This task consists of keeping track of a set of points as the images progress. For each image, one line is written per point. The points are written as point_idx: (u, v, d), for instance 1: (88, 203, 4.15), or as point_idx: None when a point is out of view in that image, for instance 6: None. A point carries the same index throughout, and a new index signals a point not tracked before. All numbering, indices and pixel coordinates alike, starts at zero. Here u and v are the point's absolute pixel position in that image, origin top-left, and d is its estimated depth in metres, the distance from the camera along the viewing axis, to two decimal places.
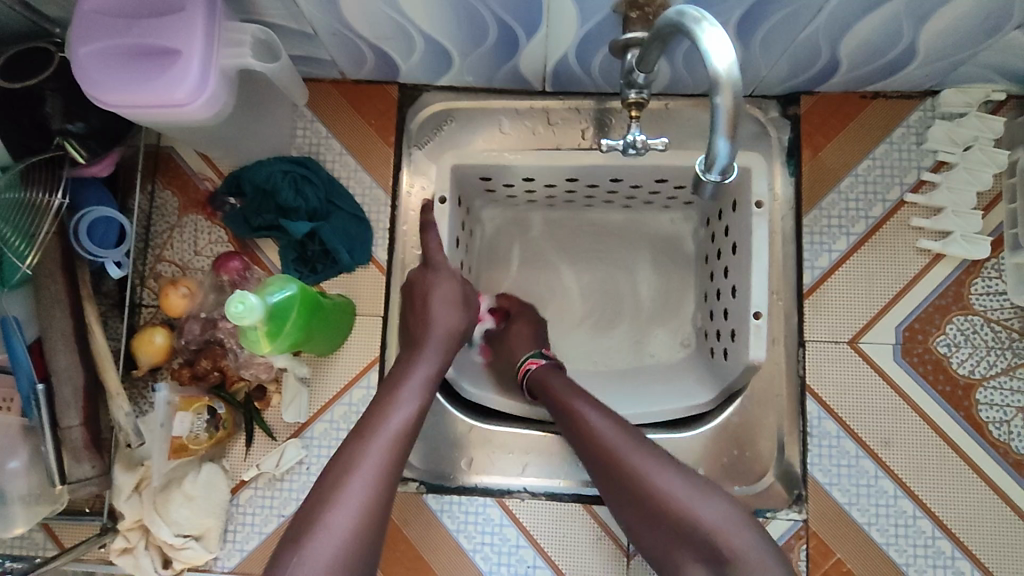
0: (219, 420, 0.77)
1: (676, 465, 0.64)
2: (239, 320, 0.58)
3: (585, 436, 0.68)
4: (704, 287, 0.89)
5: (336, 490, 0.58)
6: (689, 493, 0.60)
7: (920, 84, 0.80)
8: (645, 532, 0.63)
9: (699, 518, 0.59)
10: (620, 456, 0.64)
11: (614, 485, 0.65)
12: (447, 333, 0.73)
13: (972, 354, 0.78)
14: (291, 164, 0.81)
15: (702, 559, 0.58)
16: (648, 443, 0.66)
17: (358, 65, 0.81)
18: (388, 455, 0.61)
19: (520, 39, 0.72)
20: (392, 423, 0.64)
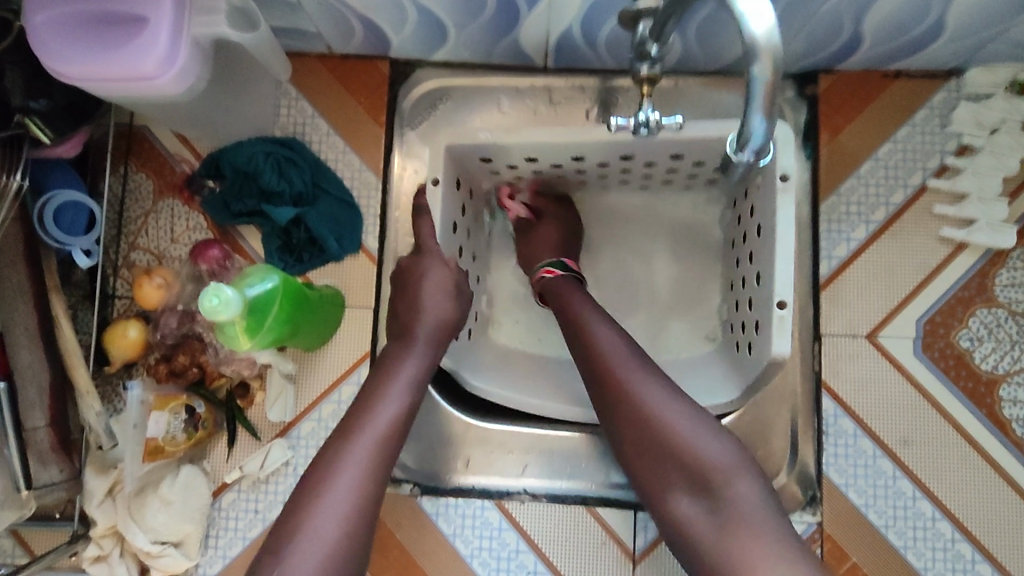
0: (198, 420, 0.72)
1: (680, 393, 0.59)
2: (214, 316, 0.53)
3: (591, 354, 0.63)
4: (730, 277, 0.83)
5: (315, 497, 0.54)
6: (693, 426, 0.57)
7: (946, 63, 0.75)
8: (634, 458, 0.59)
9: (701, 451, 0.55)
10: (624, 378, 0.60)
11: (610, 408, 0.61)
12: (441, 322, 0.67)
13: (996, 349, 0.74)
14: (274, 146, 0.76)
15: (694, 490, 0.55)
16: (656, 368, 0.61)
17: (346, 38, 0.75)
18: (374, 456, 0.57)
19: (521, 10, 0.67)
20: (379, 421, 0.59)
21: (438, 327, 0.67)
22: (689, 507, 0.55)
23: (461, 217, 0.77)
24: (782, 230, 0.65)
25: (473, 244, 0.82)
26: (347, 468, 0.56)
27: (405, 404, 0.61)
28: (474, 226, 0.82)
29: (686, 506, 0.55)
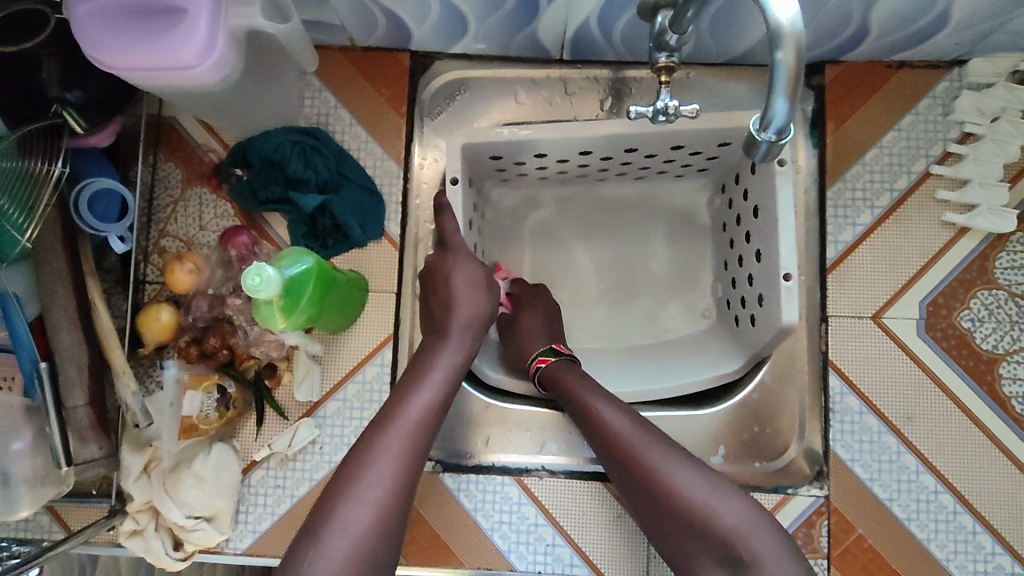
0: (230, 399, 0.75)
1: (693, 462, 0.63)
2: (256, 294, 0.56)
3: (603, 431, 0.66)
4: (722, 255, 0.87)
5: (350, 484, 0.57)
6: (711, 494, 0.60)
7: (948, 53, 0.78)
8: (660, 528, 0.62)
9: (722, 518, 0.59)
10: (640, 454, 0.63)
11: (631, 483, 0.64)
12: (470, 318, 0.71)
13: (996, 329, 0.77)
14: (300, 135, 0.78)
15: (721, 558, 0.58)
16: (666, 440, 0.65)
17: (369, 30, 0.77)
18: (407, 446, 0.60)
19: (540, 3, 0.70)
20: (411, 412, 0.62)
21: (468, 327, 0.70)
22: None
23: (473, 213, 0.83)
24: (782, 209, 0.70)
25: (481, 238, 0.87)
26: (383, 453, 0.59)
27: (438, 398, 0.64)
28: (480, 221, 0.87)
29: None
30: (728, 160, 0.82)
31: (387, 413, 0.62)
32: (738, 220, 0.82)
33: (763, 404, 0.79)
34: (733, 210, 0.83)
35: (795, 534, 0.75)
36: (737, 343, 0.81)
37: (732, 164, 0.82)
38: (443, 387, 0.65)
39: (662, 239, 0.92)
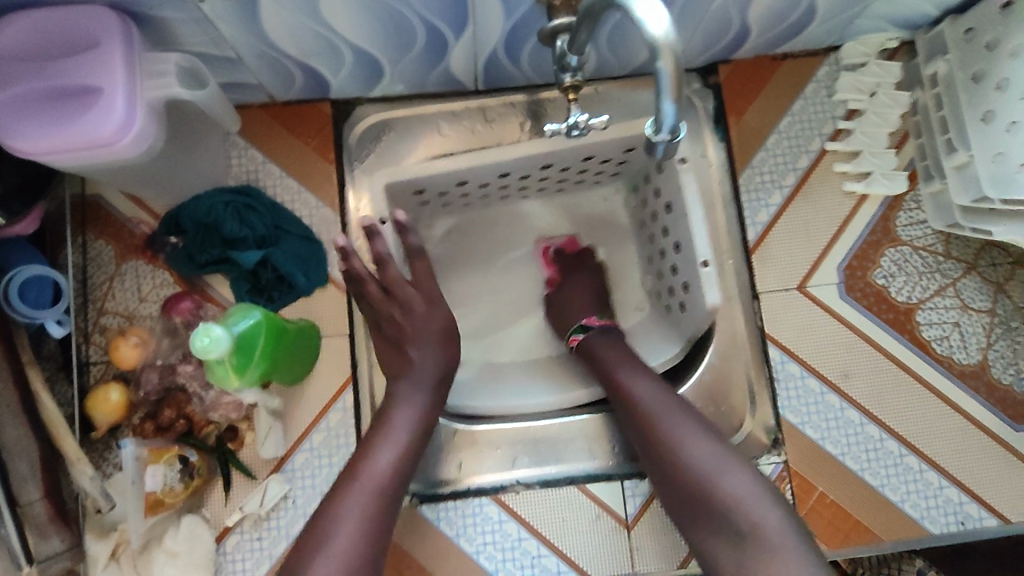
0: (193, 468, 0.74)
1: (707, 431, 0.69)
2: (206, 355, 0.56)
3: (631, 403, 0.74)
4: (647, 251, 0.92)
5: (317, 547, 0.59)
6: (716, 458, 0.66)
7: (823, 41, 0.86)
8: (672, 492, 0.68)
9: (721, 480, 0.65)
10: (657, 420, 0.70)
11: (647, 446, 0.71)
12: (429, 369, 0.72)
13: (907, 281, 0.84)
14: (232, 195, 0.79)
15: (717, 518, 0.64)
16: (687, 410, 0.71)
17: (287, 85, 0.80)
18: (374, 503, 0.62)
19: (449, 41, 0.73)
20: (376, 469, 0.64)
21: (432, 375, 0.72)
22: (720, 543, 0.63)
23: (407, 247, 0.86)
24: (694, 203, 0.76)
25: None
26: (348, 516, 0.61)
27: (401, 453, 0.67)
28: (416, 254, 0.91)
29: (717, 547, 0.63)
30: (640, 162, 0.87)
31: (354, 473, 0.64)
32: (654, 217, 0.87)
33: (715, 385, 0.83)
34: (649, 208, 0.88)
35: None
36: (675, 322, 0.86)
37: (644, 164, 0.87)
38: (405, 440, 0.67)
39: (591, 245, 0.96)
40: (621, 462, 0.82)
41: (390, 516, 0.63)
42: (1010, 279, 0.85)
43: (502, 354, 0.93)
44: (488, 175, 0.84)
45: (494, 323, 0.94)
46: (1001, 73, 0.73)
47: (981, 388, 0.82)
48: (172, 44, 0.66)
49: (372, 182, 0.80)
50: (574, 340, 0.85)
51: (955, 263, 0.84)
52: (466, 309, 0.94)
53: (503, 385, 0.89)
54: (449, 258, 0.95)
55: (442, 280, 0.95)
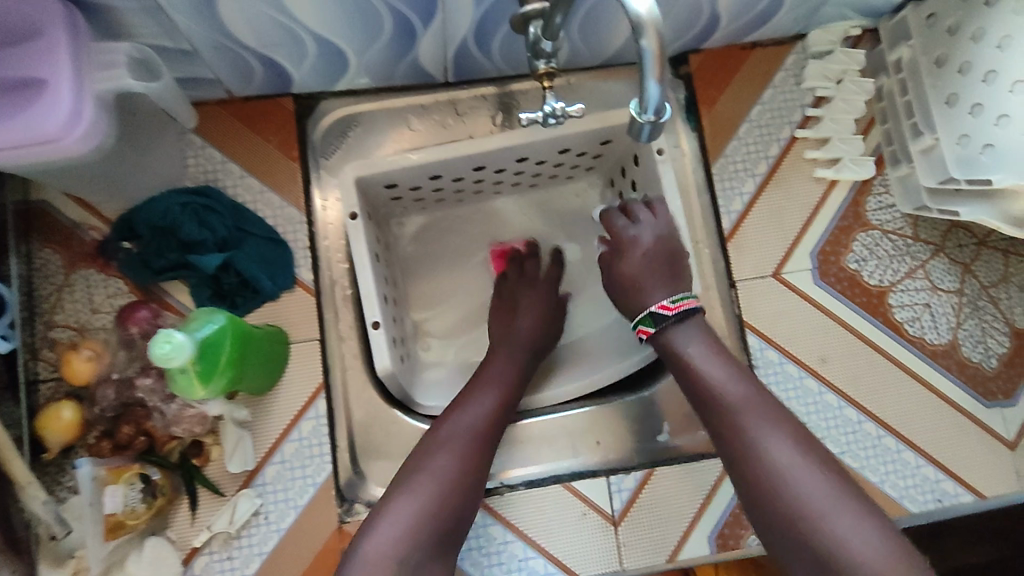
0: (156, 487, 0.70)
1: (794, 432, 0.59)
2: (167, 363, 0.51)
3: (707, 397, 0.63)
4: None
5: (416, 470, 0.64)
6: (802, 463, 0.56)
7: (790, 30, 0.87)
8: (749, 500, 0.58)
9: (806, 488, 0.55)
10: (757, 436, 0.58)
11: (723, 445, 0.61)
12: (529, 336, 0.83)
13: (878, 265, 0.85)
14: (189, 196, 0.75)
15: (802, 534, 0.54)
16: (771, 405, 0.61)
17: (246, 80, 0.76)
18: (473, 439, 0.68)
19: (417, 30, 0.71)
20: (474, 413, 0.71)
21: (530, 346, 0.82)
22: None
23: (378, 246, 0.84)
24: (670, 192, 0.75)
25: (393, 272, 0.89)
26: (445, 449, 0.66)
27: (499, 401, 0.74)
28: (387, 253, 0.89)
29: None
30: (614, 154, 0.86)
31: (454, 419, 0.70)
32: None
33: None
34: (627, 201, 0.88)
35: None
36: None
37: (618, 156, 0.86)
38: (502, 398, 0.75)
39: (566, 240, 0.95)
40: (605, 459, 0.81)
41: (484, 459, 0.68)
42: (976, 259, 0.86)
43: (478, 353, 0.91)
44: (461, 168, 0.82)
45: (469, 322, 0.93)
46: (964, 56, 0.74)
47: (953, 367, 0.84)
48: (122, 33, 0.62)
49: (342, 178, 0.77)
50: (642, 332, 0.70)
51: (923, 245, 0.86)
52: (440, 308, 0.93)
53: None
54: (422, 257, 0.94)
55: (414, 279, 0.93)
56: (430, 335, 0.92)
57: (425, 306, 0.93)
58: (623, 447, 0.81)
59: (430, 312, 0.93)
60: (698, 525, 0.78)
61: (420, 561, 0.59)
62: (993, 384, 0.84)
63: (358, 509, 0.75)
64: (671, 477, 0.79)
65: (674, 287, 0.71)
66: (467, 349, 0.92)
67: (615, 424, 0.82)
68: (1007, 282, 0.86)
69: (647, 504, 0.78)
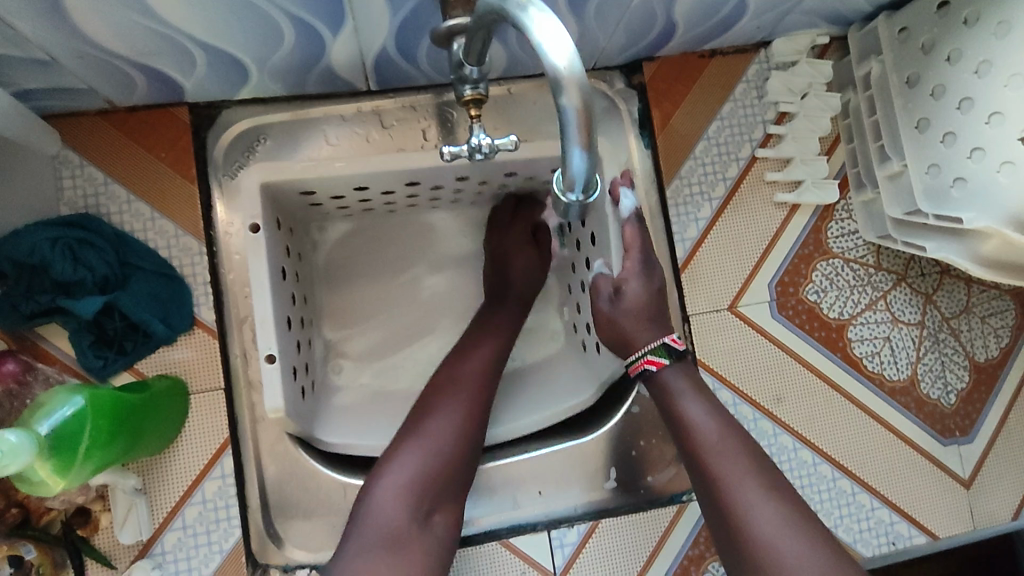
0: (32, 568, 0.61)
1: (773, 482, 0.56)
2: (1, 471, 0.44)
3: (695, 454, 0.59)
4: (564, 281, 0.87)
5: (416, 428, 0.63)
6: (784, 535, 0.53)
7: (753, 37, 0.79)
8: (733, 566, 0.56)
9: (790, 563, 0.51)
10: (737, 490, 0.56)
11: (709, 505, 0.58)
12: (526, 285, 0.82)
13: (839, 296, 0.80)
14: (61, 228, 0.64)
15: None
16: (759, 466, 0.57)
17: (128, 89, 0.65)
18: (477, 391, 0.68)
19: (325, 37, 0.61)
20: (473, 365, 0.70)
21: (523, 299, 0.81)
22: None
23: (288, 258, 0.74)
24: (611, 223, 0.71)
25: (303, 286, 0.79)
26: (450, 401, 0.65)
27: (494, 353, 0.73)
28: (300, 264, 0.79)
29: None
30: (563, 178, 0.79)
31: (450, 374, 0.69)
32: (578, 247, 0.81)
33: (646, 417, 0.77)
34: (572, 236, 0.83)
35: (697, 539, 0.74)
36: (590, 363, 0.81)
37: None
38: (498, 350, 0.74)
39: None
40: (546, 509, 0.74)
41: (482, 412, 0.67)
42: (938, 289, 0.82)
43: (396, 381, 0.84)
44: (391, 182, 0.74)
45: (390, 346, 0.85)
46: (937, 79, 0.68)
47: (910, 404, 0.80)
48: None
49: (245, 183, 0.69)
50: (651, 362, 0.64)
51: (885, 274, 0.81)
52: (360, 327, 0.85)
53: (391, 424, 0.78)
54: (342, 267, 0.85)
55: (328, 293, 0.85)
56: (345, 361, 0.84)
57: (344, 325, 0.84)
58: (566, 496, 0.75)
59: (347, 332, 0.84)
60: None
61: (429, 518, 0.58)
62: (950, 420, 0.81)
63: None
64: (617, 529, 0.74)
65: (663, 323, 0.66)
66: (386, 375, 0.84)
67: (557, 470, 0.75)
68: (969, 312, 0.82)
69: (592, 558, 0.73)
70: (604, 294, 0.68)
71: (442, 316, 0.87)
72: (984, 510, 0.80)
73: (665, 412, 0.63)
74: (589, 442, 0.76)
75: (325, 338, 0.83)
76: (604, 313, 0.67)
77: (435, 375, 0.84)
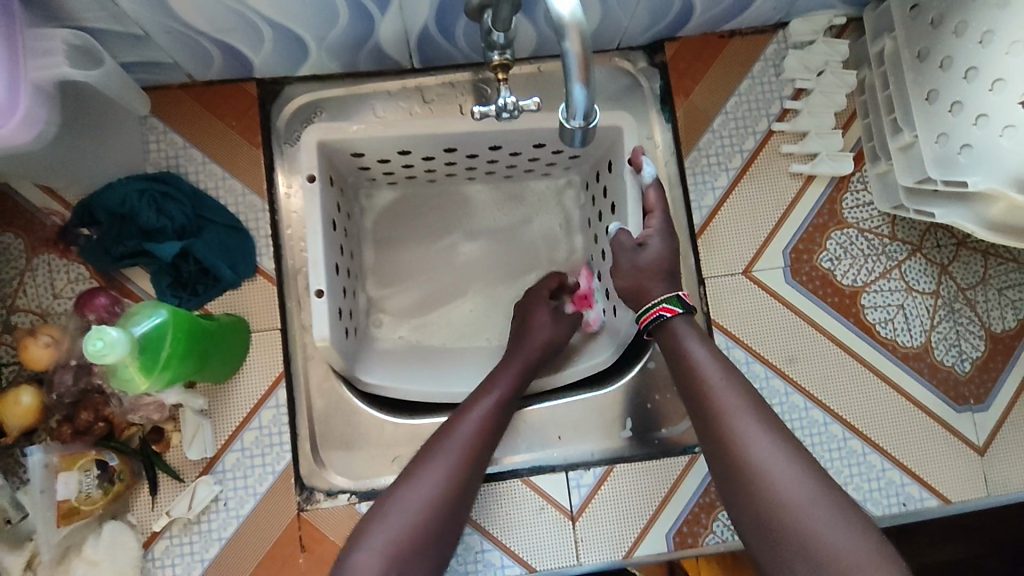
0: (114, 472, 0.70)
1: (769, 418, 0.62)
2: (100, 359, 0.53)
3: (701, 394, 0.65)
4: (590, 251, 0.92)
5: (392, 500, 0.63)
6: (780, 460, 0.58)
7: (770, 18, 0.84)
8: (731, 497, 0.61)
9: (784, 483, 0.57)
10: (735, 419, 0.62)
11: (712, 446, 0.63)
12: (544, 344, 0.80)
13: (853, 264, 0.83)
14: (147, 182, 0.74)
15: (773, 520, 0.57)
16: (757, 403, 0.63)
17: (206, 64, 0.75)
18: (453, 469, 0.66)
19: (374, 16, 0.69)
20: (457, 438, 0.69)
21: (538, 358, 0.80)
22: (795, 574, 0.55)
23: (338, 214, 0.82)
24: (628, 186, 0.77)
25: (350, 242, 0.88)
26: (426, 480, 0.65)
27: (480, 428, 0.71)
28: (349, 223, 0.88)
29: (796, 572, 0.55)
30: (591, 159, 0.86)
31: (442, 439, 0.69)
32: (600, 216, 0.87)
33: (661, 372, 0.82)
34: (597, 206, 0.88)
35: (708, 489, 0.79)
36: (610, 326, 0.86)
37: (595, 162, 0.87)
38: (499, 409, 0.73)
39: (540, 229, 0.95)
40: (564, 454, 0.80)
41: (466, 490, 0.67)
42: (954, 260, 0.84)
43: (431, 335, 0.91)
44: (431, 147, 0.80)
45: (428, 302, 0.93)
46: (945, 51, 0.71)
47: (924, 370, 0.83)
48: (66, 19, 0.62)
49: (304, 140, 0.75)
50: (665, 310, 0.69)
51: (900, 245, 0.84)
52: (401, 286, 0.93)
53: (422, 370, 0.86)
54: (386, 230, 0.93)
55: (373, 254, 0.93)
56: (385, 314, 0.91)
57: (386, 284, 0.92)
58: (583, 443, 0.81)
59: (389, 290, 0.92)
60: (656, 523, 0.78)
61: None
62: (965, 388, 0.83)
63: (318, 498, 0.76)
64: (631, 474, 0.79)
65: (671, 276, 0.73)
66: (422, 331, 0.92)
67: (576, 418, 0.82)
68: (986, 284, 0.84)
69: (607, 499, 0.78)
70: (627, 248, 0.73)
71: (475, 280, 0.94)
72: (1000, 477, 0.81)
73: (673, 363, 0.69)
74: (607, 394, 0.82)
75: (369, 293, 0.92)
76: (624, 261, 0.73)
77: (467, 332, 0.92)
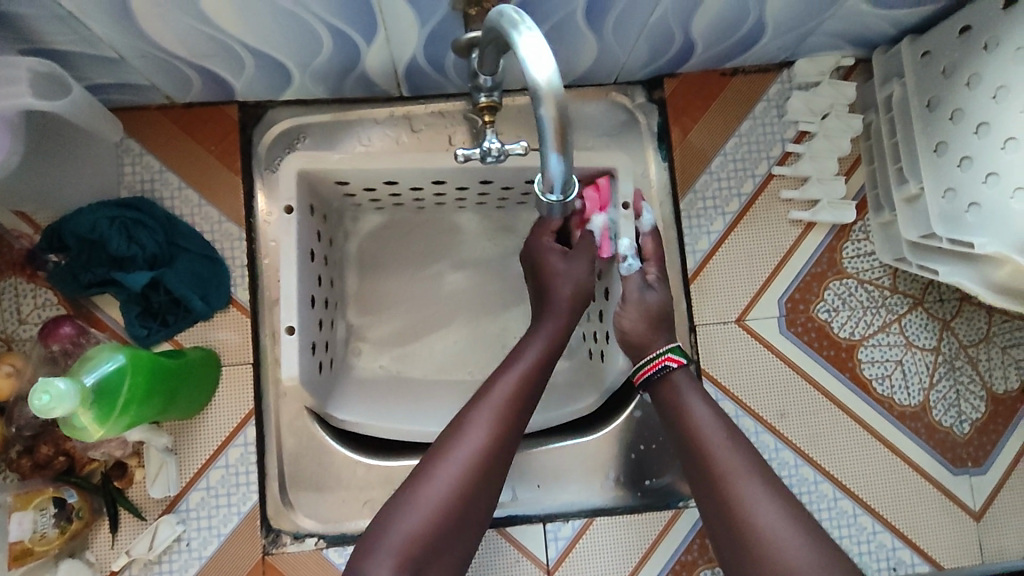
0: (72, 510, 0.67)
1: (773, 484, 0.59)
2: (48, 413, 0.50)
3: (699, 452, 0.62)
4: None
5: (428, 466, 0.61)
6: (787, 528, 0.56)
7: (775, 57, 0.80)
8: (732, 560, 0.58)
9: (789, 553, 0.54)
10: (736, 482, 0.59)
11: (711, 506, 0.60)
12: (574, 292, 0.73)
13: (851, 316, 0.80)
14: (119, 208, 0.72)
15: None
16: (760, 466, 0.60)
17: (185, 86, 0.72)
18: (496, 426, 0.64)
19: (359, 45, 0.66)
20: (499, 393, 0.66)
21: (570, 308, 0.73)
22: None
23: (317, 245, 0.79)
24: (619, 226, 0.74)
25: (331, 271, 0.85)
26: (468, 438, 0.62)
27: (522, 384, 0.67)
28: (330, 252, 0.85)
29: None
30: None
31: (479, 397, 0.65)
32: None
33: (646, 422, 0.79)
34: None
35: (690, 546, 0.76)
36: (594, 368, 0.82)
37: None
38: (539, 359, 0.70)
39: None
40: (543, 503, 0.77)
41: (521, 419, 0.66)
42: (957, 316, 0.81)
43: (411, 369, 0.88)
44: (417, 180, 0.77)
45: (410, 334, 0.90)
46: (955, 103, 0.68)
47: (921, 430, 0.79)
48: (34, 41, 0.59)
49: (282, 171, 0.72)
50: (672, 358, 0.68)
51: (901, 298, 0.81)
52: (384, 316, 0.90)
53: (397, 404, 0.82)
54: (372, 257, 0.90)
55: (355, 283, 0.90)
56: (365, 345, 0.88)
57: (368, 313, 0.89)
58: (563, 492, 0.78)
59: (370, 320, 0.89)
60: None
61: (431, 557, 0.58)
62: (962, 450, 0.79)
63: (284, 541, 0.73)
64: (610, 529, 0.76)
65: (660, 328, 0.70)
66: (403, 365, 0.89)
67: (556, 465, 0.78)
68: (989, 342, 0.81)
69: (584, 553, 0.75)
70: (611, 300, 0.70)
71: (460, 312, 0.91)
72: (994, 544, 0.78)
73: (670, 414, 0.67)
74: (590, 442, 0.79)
75: (349, 323, 0.89)
76: None
77: (449, 367, 0.89)
